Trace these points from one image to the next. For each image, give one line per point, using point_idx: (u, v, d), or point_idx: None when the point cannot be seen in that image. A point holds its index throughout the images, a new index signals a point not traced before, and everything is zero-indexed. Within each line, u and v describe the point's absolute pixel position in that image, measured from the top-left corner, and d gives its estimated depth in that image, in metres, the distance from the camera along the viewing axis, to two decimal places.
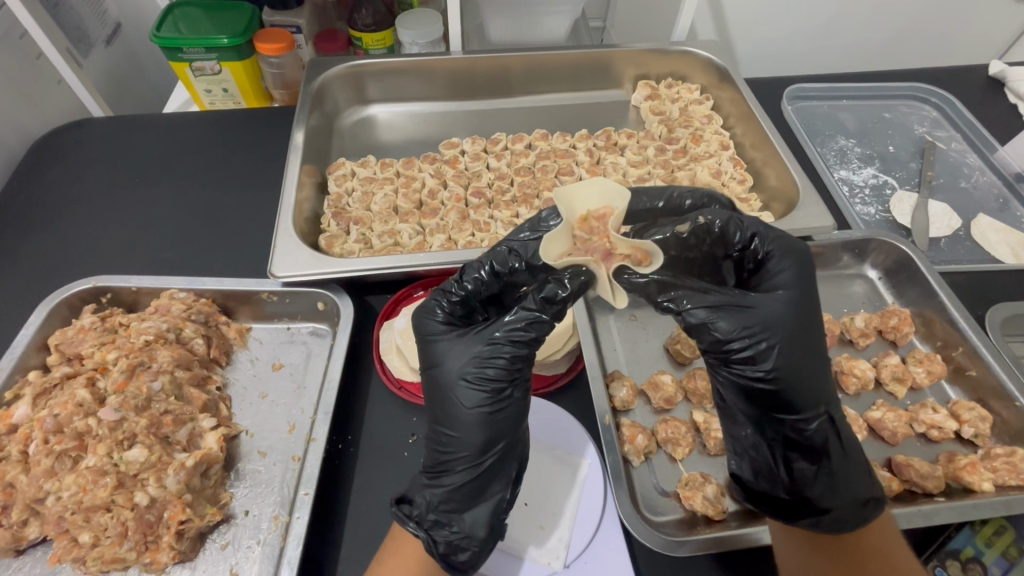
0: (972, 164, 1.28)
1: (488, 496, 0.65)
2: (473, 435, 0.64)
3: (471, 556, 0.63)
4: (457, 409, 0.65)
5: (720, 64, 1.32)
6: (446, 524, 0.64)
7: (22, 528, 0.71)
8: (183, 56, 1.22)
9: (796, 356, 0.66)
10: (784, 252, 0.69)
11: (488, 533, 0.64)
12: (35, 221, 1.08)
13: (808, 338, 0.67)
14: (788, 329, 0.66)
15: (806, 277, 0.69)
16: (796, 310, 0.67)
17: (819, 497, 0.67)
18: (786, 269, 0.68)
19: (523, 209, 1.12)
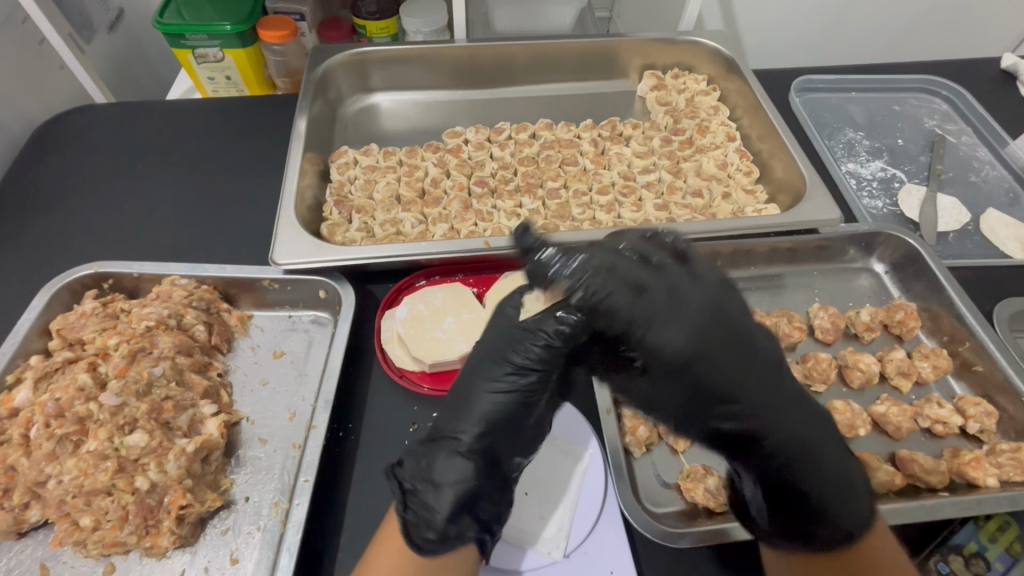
0: (982, 158, 1.26)
1: (467, 473, 0.64)
2: (488, 413, 0.67)
3: (438, 525, 0.61)
4: (479, 385, 0.69)
5: (728, 54, 1.31)
6: (427, 494, 0.63)
7: (23, 511, 0.71)
8: (186, 43, 1.22)
9: (698, 389, 0.65)
10: (631, 283, 0.64)
11: (460, 512, 0.63)
12: (37, 206, 1.07)
13: (712, 368, 0.65)
14: (665, 359, 0.64)
15: (680, 299, 0.64)
16: (705, 337, 0.65)
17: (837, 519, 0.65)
18: (642, 302, 0.63)
19: (527, 199, 1.12)
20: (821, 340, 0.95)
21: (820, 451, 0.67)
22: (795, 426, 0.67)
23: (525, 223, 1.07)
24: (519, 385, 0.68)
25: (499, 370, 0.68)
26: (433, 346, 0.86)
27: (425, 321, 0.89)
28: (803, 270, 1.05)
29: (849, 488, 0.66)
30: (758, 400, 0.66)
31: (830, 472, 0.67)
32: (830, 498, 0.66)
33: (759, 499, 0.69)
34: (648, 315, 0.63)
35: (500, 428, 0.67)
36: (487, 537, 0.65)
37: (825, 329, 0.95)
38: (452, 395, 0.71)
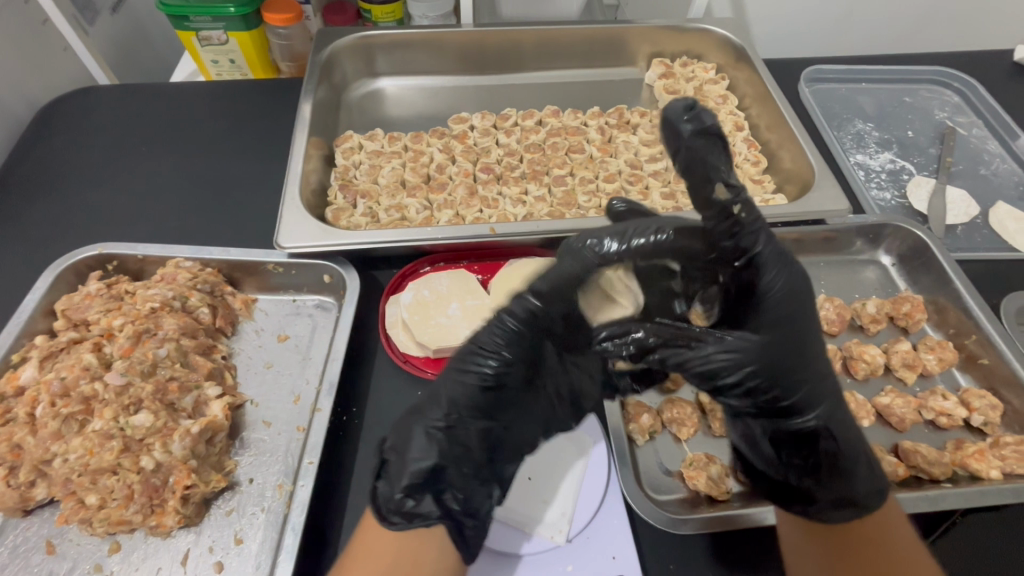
0: (993, 151, 1.25)
1: (428, 453, 0.62)
2: (470, 400, 0.65)
3: (396, 497, 0.60)
4: (452, 373, 0.67)
5: (737, 42, 1.29)
6: (395, 463, 0.64)
7: (29, 488, 0.72)
8: (190, 25, 1.20)
9: (788, 347, 0.64)
10: (769, 240, 0.64)
11: (420, 489, 0.61)
12: (41, 186, 1.07)
13: (797, 331, 0.65)
14: (771, 312, 0.64)
15: (789, 259, 0.65)
16: (794, 306, 0.65)
17: (831, 485, 0.66)
18: (770, 254, 0.63)
19: (532, 186, 1.11)
20: (827, 331, 0.95)
21: (849, 423, 0.68)
22: (833, 394, 0.68)
23: (530, 211, 1.07)
24: (489, 376, 0.65)
25: (470, 358, 0.66)
26: (438, 332, 0.86)
27: (430, 307, 0.89)
28: (809, 262, 1.05)
29: (871, 457, 0.68)
30: (818, 369, 0.67)
31: (859, 439, 0.68)
32: (861, 464, 0.66)
33: (795, 462, 0.69)
34: (767, 267, 0.63)
35: (475, 416, 0.65)
36: (454, 525, 0.61)
37: (830, 320, 0.94)
38: (438, 378, 0.68)
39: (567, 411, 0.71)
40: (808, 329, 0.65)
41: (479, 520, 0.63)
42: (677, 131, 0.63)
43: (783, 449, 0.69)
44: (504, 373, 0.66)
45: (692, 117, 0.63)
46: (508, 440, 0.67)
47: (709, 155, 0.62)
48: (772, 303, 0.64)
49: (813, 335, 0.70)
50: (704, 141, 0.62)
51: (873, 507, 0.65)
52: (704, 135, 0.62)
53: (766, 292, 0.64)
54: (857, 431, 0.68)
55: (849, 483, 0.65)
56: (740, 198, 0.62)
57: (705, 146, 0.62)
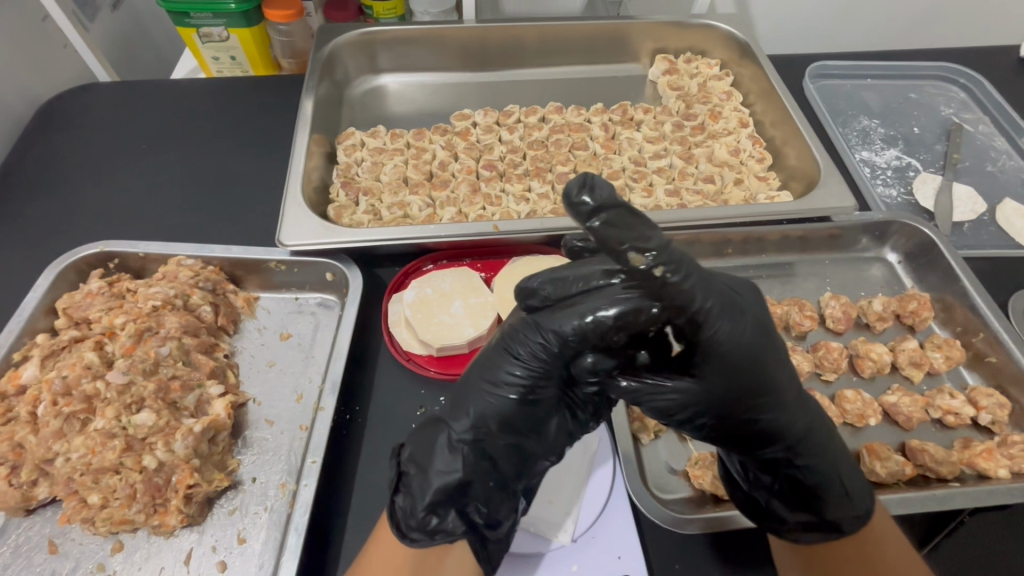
0: (999, 147, 1.24)
1: (455, 467, 0.60)
2: (500, 412, 0.61)
3: (419, 515, 0.59)
4: (481, 384, 0.62)
5: (741, 38, 1.28)
6: (416, 477, 0.62)
7: (31, 488, 0.71)
8: (191, 22, 1.20)
9: (737, 394, 0.59)
10: (704, 288, 0.55)
11: (444, 505, 0.59)
12: (41, 184, 1.06)
13: (752, 374, 0.58)
14: (719, 363, 0.57)
15: (729, 299, 0.57)
16: (756, 343, 0.58)
17: (799, 506, 0.64)
18: (710, 307, 0.55)
19: (536, 183, 1.10)
20: (832, 329, 0.94)
21: (825, 441, 0.64)
22: (805, 417, 0.63)
23: (533, 208, 1.06)
24: (524, 390, 0.61)
25: (506, 365, 0.61)
26: (441, 330, 0.86)
27: (433, 305, 0.88)
28: (814, 259, 1.04)
29: (846, 477, 0.65)
30: (786, 401, 0.61)
31: (834, 462, 0.64)
32: (833, 487, 0.63)
33: (762, 483, 0.67)
34: (710, 317, 0.55)
35: (505, 430, 0.61)
36: (476, 541, 0.61)
37: (836, 318, 0.94)
38: (462, 383, 0.65)
39: (589, 415, 0.65)
40: (770, 362, 0.60)
41: (500, 533, 0.62)
42: (576, 211, 0.48)
43: (751, 468, 0.67)
44: (539, 388, 0.61)
45: (585, 187, 0.48)
46: (537, 453, 0.63)
47: (630, 220, 0.49)
48: (712, 358, 0.57)
49: (785, 361, 0.63)
50: (611, 210, 0.48)
51: (850, 532, 0.63)
52: (603, 211, 0.48)
53: (706, 346, 0.56)
54: (834, 455, 0.65)
55: (816, 508, 0.63)
56: (659, 258, 0.50)
57: (617, 220, 0.48)
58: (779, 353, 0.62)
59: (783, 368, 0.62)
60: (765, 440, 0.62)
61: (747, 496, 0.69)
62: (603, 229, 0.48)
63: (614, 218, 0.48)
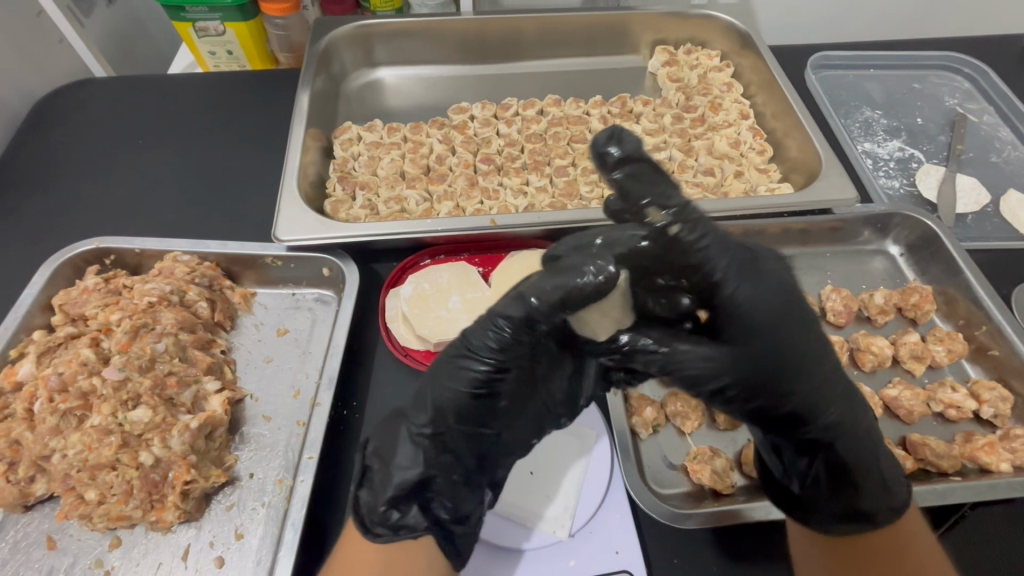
0: (1004, 138, 1.22)
1: (413, 464, 0.60)
2: (460, 407, 0.59)
3: (380, 510, 0.60)
4: (438, 380, 0.60)
5: (742, 29, 1.27)
6: (378, 472, 0.62)
7: (29, 484, 0.72)
8: (187, 16, 1.18)
9: (766, 365, 0.60)
10: (722, 249, 0.58)
11: (405, 500, 0.61)
12: (37, 181, 1.06)
13: (783, 340, 0.60)
14: (751, 331, 0.59)
15: (761, 269, 0.60)
16: (784, 309, 0.60)
17: (829, 489, 0.66)
18: (727, 267, 0.58)
19: (534, 176, 1.09)
20: (833, 323, 0.94)
21: (862, 421, 0.64)
22: (840, 398, 0.63)
23: (531, 202, 1.05)
24: (479, 383, 0.58)
25: (463, 360, 0.58)
26: (439, 325, 0.85)
27: (430, 300, 0.87)
28: (815, 252, 1.03)
29: (884, 466, 0.65)
30: (820, 373, 0.62)
31: (870, 440, 0.64)
32: (870, 472, 0.64)
33: (799, 470, 0.67)
34: (730, 278, 0.58)
35: (464, 424, 0.60)
36: (441, 534, 0.61)
37: (836, 311, 0.93)
38: (426, 377, 0.61)
39: (564, 410, 0.67)
40: (806, 331, 0.62)
41: (468, 527, 0.62)
42: (603, 162, 0.58)
43: (787, 454, 0.68)
44: (496, 379, 0.59)
45: (612, 140, 0.58)
46: (495, 449, 0.63)
47: (652, 175, 0.58)
48: (740, 323, 0.59)
49: (818, 332, 0.64)
50: (633, 164, 0.57)
51: (883, 524, 0.64)
52: (629, 163, 0.58)
53: (730, 310, 0.59)
54: (871, 433, 0.65)
55: (851, 491, 0.65)
56: (677, 214, 0.57)
57: (640, 172, 0.57)
58: (817, 324, 0.64)
59: (823, 341, 0.64)
60: (796, 419, 0.63)
61: (783, 485, 0.69)
62: (623, 181, 0.57)
63: (635, 172, 0.57)
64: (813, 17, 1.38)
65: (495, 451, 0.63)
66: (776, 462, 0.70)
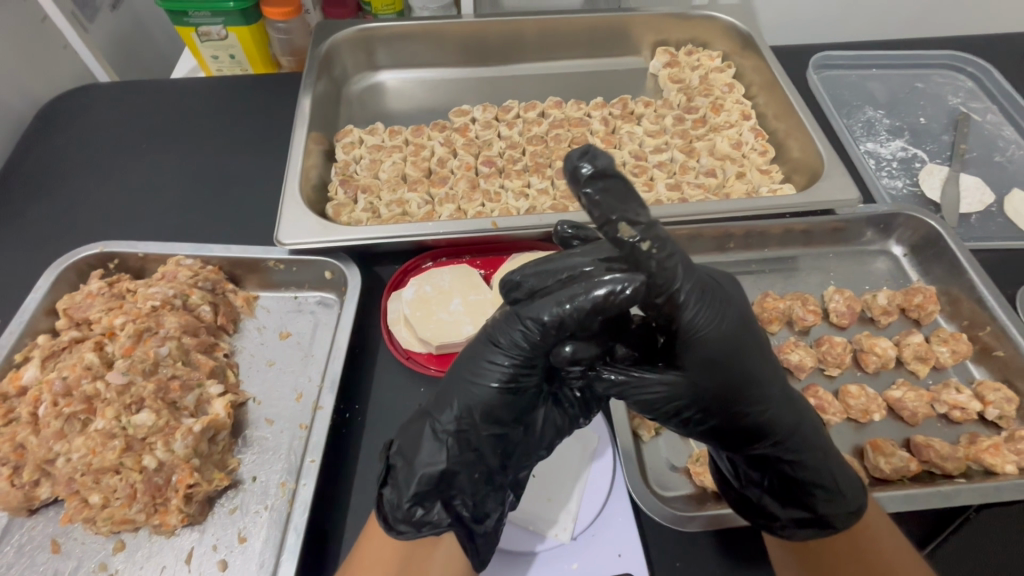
0: (1008, 137, 1.21)
1: (439, 459, 0.59)
2: (486, 404, 0.60)
3: (405, 508, 0.58)
4: (464, 378, 0.61)
5: (744, 29, 1.26)
6: (402, 470, 0.61)
7: (34, 488, 0.72)
8: (189, 20, 1.20)
9: (720, 386, 0.59)
10: (685, 272, 0.56)
11: (429, 497, 0.59)
12: (41, 186, 1.07)
13: (735, 365, 0.59)
14: (703, 356, 0.58)
15: (718, 294, 0.59)
16: (736, 331, 0.60)
17: (782, 497, 0.65)
18: (690, 289, 0.56)
19: (535, 178, 1.09)
20: (836, 324, 0.93)
21: (818, 441, 0.64)
22: (793, 413, 0.63)
23: (533, 204, 1.05)
24: (507, 379, 0.60)
25: (490, 354, 0.60)
26: (441, 328, 0.85)
27: (432, 303, 0.88)
28: (818, 253, 1.03)
29: (838, 473, 0.64)
30: (770, 392, 0.61)
31: (825, 456, 0.64)
32: (824, 483, 0.63)
33: (752, 480, 0.66)
34: (690, 304, 0.56)
35: (489, 421, 0.60)
36: (463, 533, 0.60)
37: (840, 312, 0.93)
38: (450, 374, 0.63)
39: (578, 410, 0.65)
40: (759, 350, 0.62)
41: (487, 526, 0.62)
42: (576, 177, 0.51)
43: (739, 465, 0.67)
44: (524, 376, 0.60)
45: (586, 156, 0.51)
46: (520, 448, 0.63)
47: (625, 192, 0.51)
48: (694, 348, 0.58)
49: (768, 355, 0.63)
50: (605, 181, 0.51)
51: (842, 527, 0.63)
52: (603, 177, 0.51)
53: (685, 335, 0.57)
54: (824, 447, 0.64)
55: (806, 501, 0.63)
56: (648, 234, 0.52)
57: (615, 190, 0.51)
58: (766, 342, 0.64)
59: (773, 359, 0.64)
60: (751, 436, 0.62)
61: (738, 493, 0.68)
62: (596, 198, 0.50)
63: (606, 188, 0.51)
64: (815, 18, 1.38)
65: (516, 450, 0.63)
66: (730, 473, 0.68)
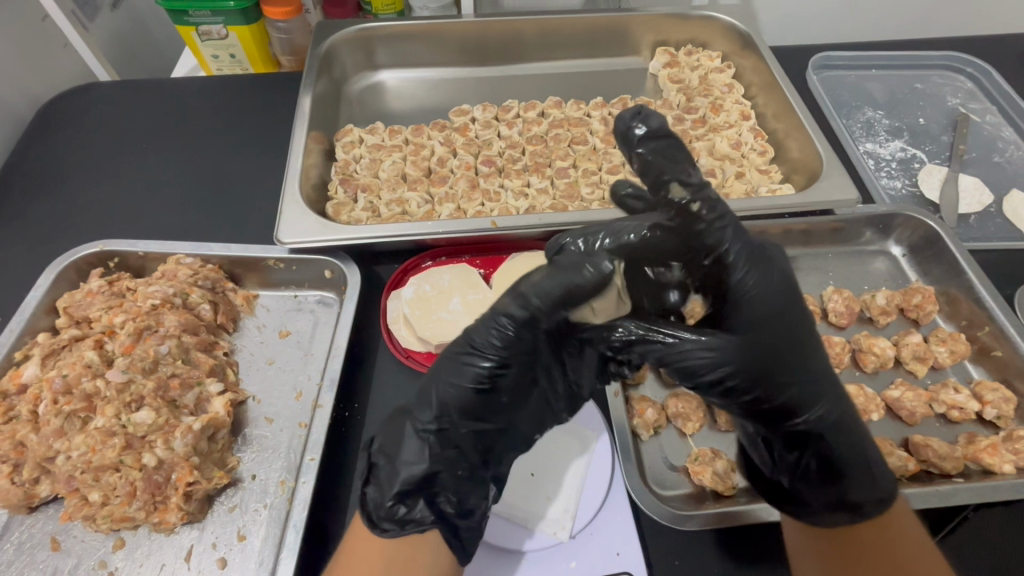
0: (1007, 138, 1.22)
1: (420, 458, 0.59)
2: (464, 404, 0.60)
3: (387, 505, 0.58)
4: (441, 379, 0.61)
5: (743, 29, 1.27)
6: (385, 467, 0.61)
7: (33, 486, 0.72)
8: (190, 20, 1.20)
9: (766, 352, 0.59)
10: (735, 234, 0.62)
11: (412, 495, 0.59)
12: (40, 184, 1.07)
13: (783, 330, 0.61)
14: (748, 319, 0.60)
15: (767, 259, 0.63)
16: (778, 299, 0.62)
17: (818, 484, 0.63)
18: (739, 250, 0.62)
19: (535, 178, 1.09)
20: (835, 324, 0.93)
21: (852, 423, 0.64)
22: (832, 389, 0.63)
23: (532, 203, 1.05)
24: (483, 378, 0.59)
25: (465, 355, 0.60)
26: (440, 328, 0.85)
27: (431, 302, 0.88)
28: (817, 253, 1.03)
29: (870, 458, 0.64)
30: (810, 363, 0.62)
31: (860, 439, 0.64)
32: (859, 469, 0.63)
33: (788, 465, 0.65)
34: (742, 264, 0.61)
35: (470, 419, 0.61)
36: (449, 529, 0.61)
37: (838, 313, 0.93)
38: (427, 375, 0.63)
39: (563, 405, 0.66)
40: (799, 322, 0.63)
41: (472, 521, 0.62)
42: (628, 138, 0.61)
43: (775, 447, 0.66)
44: (500, 375, 0.60)
45: (639, 117, 0.61)
46: (503, 445, 0.64)
47: (673, 155, 0.60)
48: (740, 308, 0.61)
49: (809, 329, 0.64)
50: (665, 139, 0.61)
51: (874, 515, 0.62)
52: (655, 137, 0.61)
53: (734, 292, 0.61)
54: (859, 429, 0.65)
55: (843, 488, 0.62)
56: (696, 192, 0.60)
57: (664, 148, 0.60)
58: (806, 315, 0.66)
59: (812, 330, 0.65)
60: (792, 409, 0.62)
61: (773, 481, 0.67)
62: (648, 154, 0.60)
63: (667, 146, 0.61)
64: (815, 19, 1.38)
65: (499, 444, 0.63)
66: (767, 459, 0.68)
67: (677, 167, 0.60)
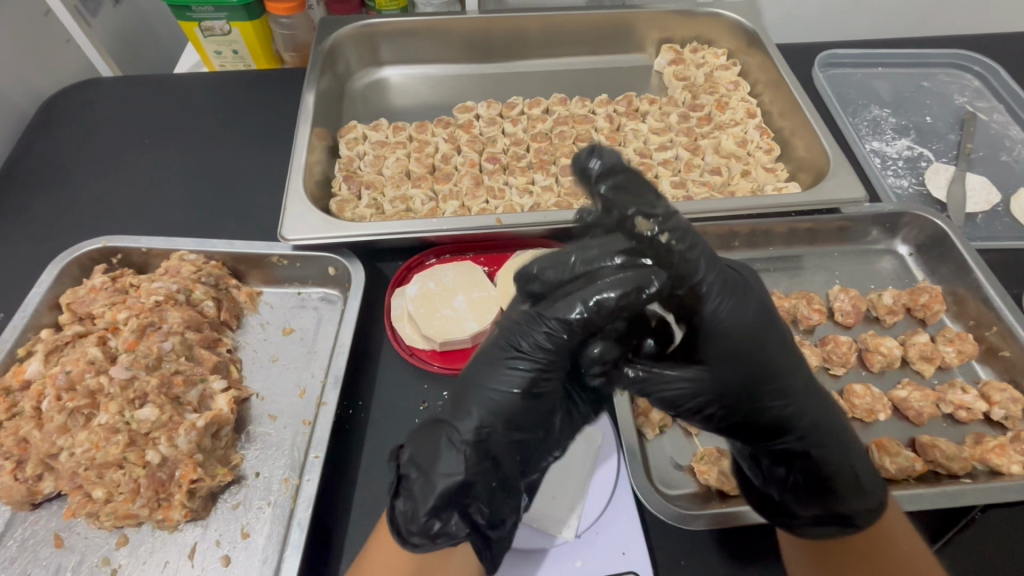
0: (1014, 137, 1.21)
1: (459, 469, 0.55)
2: (507, 411, 0.59)
3: (422, 518, 0.54)
4: (482, 385, 0.60)
5: (748, 26, 1.26)
6: (418, 480, 0.57)
7: (37, 482, 0.72)
8: (193, 16, 1.18)
9: (744, 377, 0.61)
10: (708, 263, 0.61)
11: (448, 508, 0.55)
12: (43, 180, 1.06)
13: (759, 355, 0.62)
14: (727, 346, 0.61)
15: (737, 285, 0.63)
16: (753, 324, 0.62)
17: (804, 496, 0.64)
18: (711, 281, 0.61)
19: (539, 175, 1.09)
20: (842, 323, 0.93)
21: (840, 436, 0.65)
22: (815, 404, 0.65)
23: (537, 201, 1.05)
24: (527, 383, 0.59)
25: (508, 359, 0.60)
26: (444, 325, 0.85)
27: (436, 299, 0.87)
28: (823, 252, 1.02)
29: (858, 468, 0.65)
30: (794, 383, 0.63)
31: (846, 451, 0.65)
32: (846, 481, 0.63)
33: (777, 478, 0.66)
34: (714, 293, 0.61)
35: (509, 428, 0.59)
36: (480, 542, 0.57)
37: (845, 312, 0.92)
38: (462, 383, 0.62)
39: (589, 409, 0.65)
40: (780, 342, 0.64)
41: (503, 533, 0.59)
42: (585, 177, 0.62)
43: (764, 462, 0.68)
44: (544, 380, 0.60)
45: (594, 156, 0.61)
46: (537, 455, 0.62)
47: (638, 189, 0.61)
48: (718, 337, 0.61)
49: (791, 349, 0.66)
50: (620, 174, 0.61)
51: (864, 525, 0.63)
52: (610, 173, 0.61)
53: (707, 322, 0.61)
54: (845, 441, 0.65)
55: (829, 499, 0.63)
56: (664, 222, 0.60)
57: (624, 182, 0.61)
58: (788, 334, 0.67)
59: (794, 350, 0.66)
60: (774, 427, 0.64)
61: (760, 493, 0.68)
62: (609, 193, 0.61)
63: (622, 182, 0.61)
64: (821, 17, 1.37)
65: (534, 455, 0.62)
66: (755, 471, 0.69)
67: (636, 193, 0.61)
